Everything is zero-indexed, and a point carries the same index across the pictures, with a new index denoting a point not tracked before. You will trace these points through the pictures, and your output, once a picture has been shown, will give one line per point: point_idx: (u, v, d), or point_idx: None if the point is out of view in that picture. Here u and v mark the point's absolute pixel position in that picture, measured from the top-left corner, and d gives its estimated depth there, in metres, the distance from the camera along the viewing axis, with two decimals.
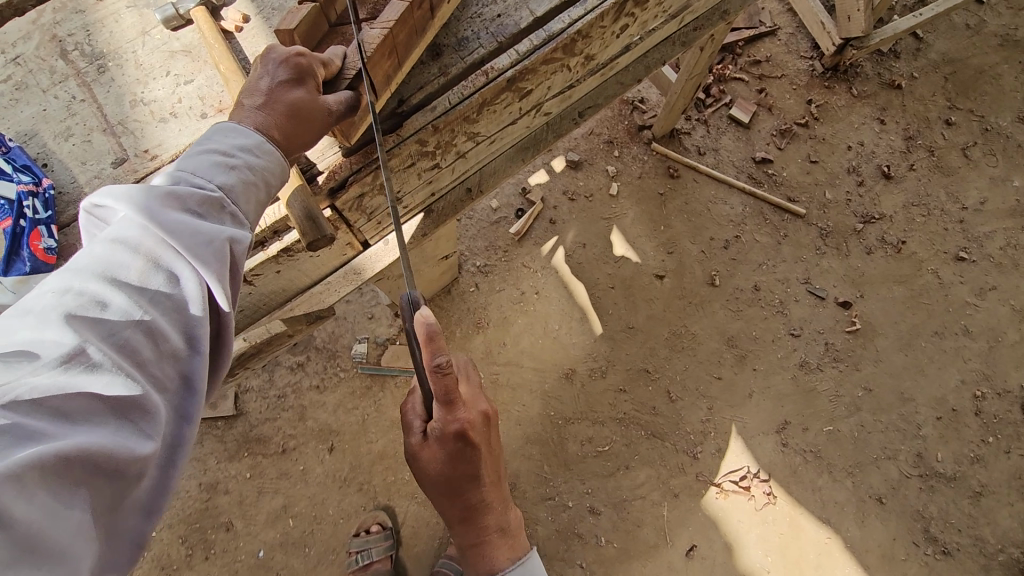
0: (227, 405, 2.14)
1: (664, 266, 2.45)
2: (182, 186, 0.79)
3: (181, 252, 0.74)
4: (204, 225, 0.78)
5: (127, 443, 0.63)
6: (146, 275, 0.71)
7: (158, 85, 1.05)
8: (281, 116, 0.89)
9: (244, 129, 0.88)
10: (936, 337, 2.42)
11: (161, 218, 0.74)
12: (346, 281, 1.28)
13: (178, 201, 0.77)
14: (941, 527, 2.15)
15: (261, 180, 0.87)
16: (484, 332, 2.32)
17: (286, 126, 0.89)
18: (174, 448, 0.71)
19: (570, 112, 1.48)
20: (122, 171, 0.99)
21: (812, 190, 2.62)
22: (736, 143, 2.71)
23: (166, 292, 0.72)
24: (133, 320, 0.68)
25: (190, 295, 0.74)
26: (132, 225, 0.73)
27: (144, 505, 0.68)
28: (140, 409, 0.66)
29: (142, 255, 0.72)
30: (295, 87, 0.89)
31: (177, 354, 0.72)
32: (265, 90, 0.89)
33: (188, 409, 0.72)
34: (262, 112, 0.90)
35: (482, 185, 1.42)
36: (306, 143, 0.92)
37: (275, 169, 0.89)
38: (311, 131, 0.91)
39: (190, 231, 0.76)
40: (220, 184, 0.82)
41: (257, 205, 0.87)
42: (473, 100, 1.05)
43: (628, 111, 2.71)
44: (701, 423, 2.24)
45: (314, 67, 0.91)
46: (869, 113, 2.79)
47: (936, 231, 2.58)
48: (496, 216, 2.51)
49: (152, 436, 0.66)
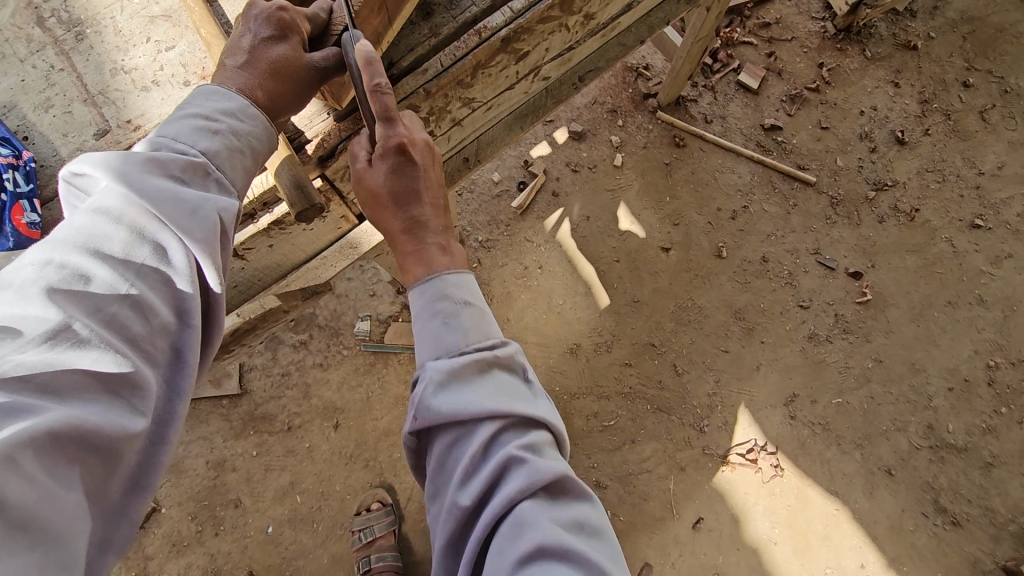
0: (231, 384, 2.15)
1: (670, 238, 2.40)
2: (165, 152, 0.75)
3: (166, 222, 0.71)
4: (189, 193, 0.74)
5: (117, 420, 0.61)
6: (131, 247, 0.68)
7: (138, 52, 1.01)
8: (264, 74, 0.85)
9: (226, 91, 0.84)
10: (949, 307, 2.36)
11: (144, 186, 0.71)
12: (342, 256, 1.26)
13: (160, 168, 0.73)
14: (951, 497, 2.13)
15: (246, 145, 0.83)
16: (488, 308, 2.29)
17: (270, 85, 0.85)
18: (165, 425, 0.69)
19: (570, 77, 1.43)
20: (104, 142, 0.95)
21: (823, 158, 2.55)
22: (744, 110, 2.63)
23: (152, 265, 0.69)
24: (119, 294, 0.65)
25: (178, 268, 0.71)
26: (114, 195, 0.70)
27: (138, 482, 0.67)
28: (132, 385, 0.64)
29: (127, 225, 0.69)
30: (278, 43, 0.85)
31: (167, 328, 0.69)
32: (248, 48, 0.85)
33: (179, 384, 0.70)
34: (245, 70, 0.85)
35: (480, 155, 1.37)
36: (291, 103, 0.89)
37: (261, 134, 0.85)
38: (295, 89, 0.88)
39: (174, 199, 0.72)
40: (203, 149, 0.78)
41: (245, 172, 0.84)
42: (467, 61, 1.02)
43: (632, 79, 2.63)
44: (708, 396, 2.21)
45: (298, 23, 0.88)
46: (883, 77, 2.70)
47: (951, 198, 2.50)
48: (498, 190, 2.46)
49: (143, 412, 0.64)
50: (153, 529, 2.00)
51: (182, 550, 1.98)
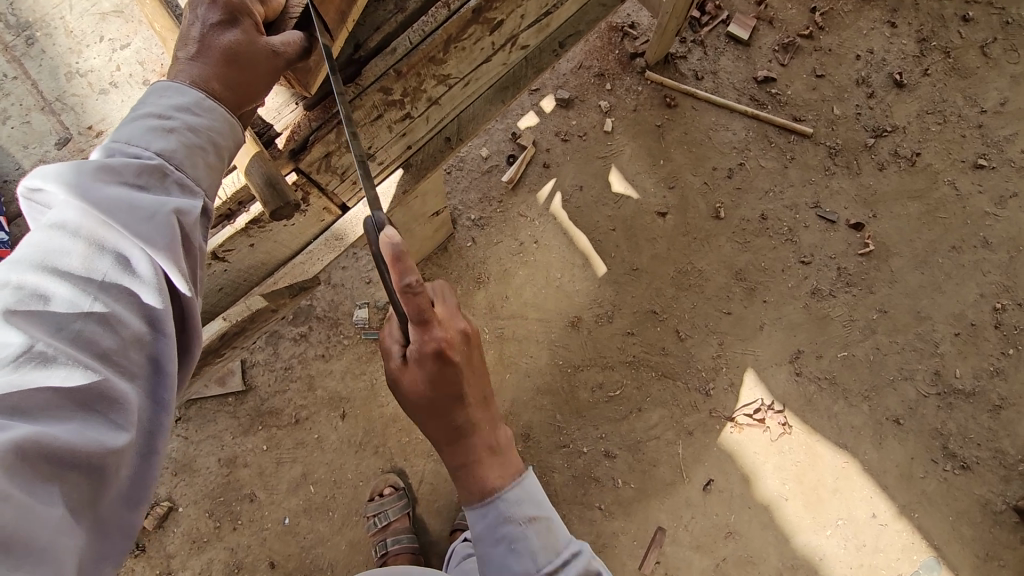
0: (235, 380, 2.16)
1: (666, 202, 2.36)
2: (117, 157, 0.72)
3: (125, 231, 0.68)
4: (147, 201, 0.71)
5: (95, 436, 0.60)
6: (91, 261, 0.65)
7: (93, 52, 0.96)
8: (217, 64, 0.79)
9: (180, 86, 0.79)
10: (954, 253, 2.32)
11: (98, 197, 0.68)
12: (329, 249, 1.23)
13: (115, 174, 0.70)
14: (960, 442, 2.14)
15: (206, 141, 0.79)
16: (486, 287, 2.27)
17: (224, 75, 0.79)
18: (151, 435, 0.67)
19: (550, 43, 1.36)
20: (67, 151, 0.92)
21: (819, 107, 2.47)
22: (736, 63, 2.54)
23: (116, 276, 0.66)
24: (83, 310, 0.62)
25: (144, 276, 0.68)
26: (69, 207, 0.67)
27: (129, 493, 0.66)
28: (108, 399, 0.62)
29: (84, 238, 0.66)
30: (229, 29, 0.79)
31: (140, 338, 0.67)
32: (198, 36, 0.79)
33: (161, 394, 0.68)
34: (199, 62, 0.79)
35: (462, 134, 1.33)
36: (251, 91, 0.82)
37: (222, 128, 0.81)
38: (254, 78, 0.81)
39: (130, 206, 0.69)
40: (158, 150, 0.75)
41: (208, 170, 0.80)
42: (437, 37, 0.98)
43: (618, 39, 2.54)
44: (712, 359, 2.20)
45: (250, 4, 0.80)
46: (878, 17, 2.59)
47: (952, 139, 2.43)
48: (487, 165, 2.41)
49: (125, 425, 0.63)
50: (172, 527, 2.04)
51: (202, 546, 2.02)
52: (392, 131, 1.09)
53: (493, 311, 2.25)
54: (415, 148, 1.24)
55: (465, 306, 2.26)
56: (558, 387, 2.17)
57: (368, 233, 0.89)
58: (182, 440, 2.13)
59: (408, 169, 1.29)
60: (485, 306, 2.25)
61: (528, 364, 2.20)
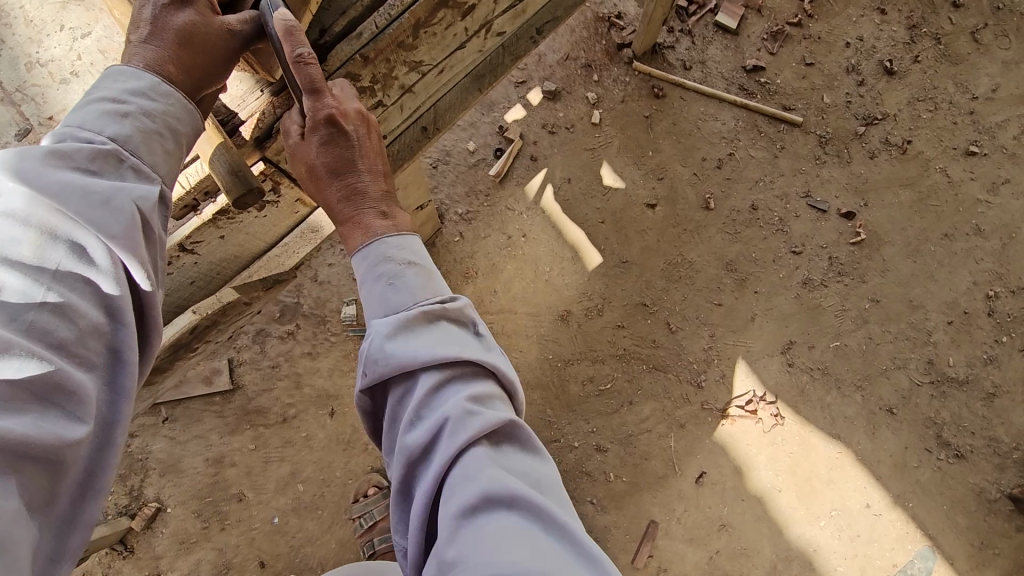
0: (222, 379, 2.14)
1: (655, 194, 2.33)
2: (68, 143, 0.70)
3: (79, 220, 0.66)
4: (102, 188, 0.69)
5: (51, 429, 0.58)
6: (43, 249, 0.63)
7: (53, 41, 0.94)
8: (172, 47, 0.77)
9: (133, 70, 0.77)
10: (946, 240, 2.30)
11: (50, 184, 0.66)
12: (304, 240, 1.23)
13: (67, 161, 0.68)
14: (954, 431, 2.12)
15: (163, 126, 0.77)
16: (474, 282, 2.25)
17: (180, 57, 0.78)
18: (111, 427, 0.65)
19: (527, 30, 1.34)
20: (26, 143, 0.90)
21: (809, 96, 2.45)
22: (724, 52, 2.51)
23: (70, 265, 0.64)
24: (36, 299, 0.61)
25: (100, 265, 0.66)
26: (17, 194, 0.64)
27: (89, 488, 0.64)
28: (64, 392, 0.60)
29: (35, 225, 0.64)
30: (181, 10, 0.77)
31: (98, 328, 0.65)
32: (149, 19, 0.77)
33: (122, 385, 0.66)
34: (151, 44, 0.77)
35: (439, 123, 1.30)
36: (210, 73, 0.81)
37: (179, 113, 0.79)
38: (212, 58, 0.79)
39: (82, 193, 0.67)
40: (112, 135, 0.73)
41: (167, 156, 0.78)
42: (405, 20, 0.96)
43: (605, 30, 2.52)
44: (703, 352, 2.19)
45: None
46: (867, 4, 2.57)
47: (943, 126, 2.41)
48: (474, 159, 2.39)
49: (82, 417, 0.61)
50: (161, 528, 2.02)
51: (191, 547, 2.00)
52: None
53: (481, 306, 2.23)
54: (391, 139, 1.22)
55: None
56: (548, 381, 2.16)
57: (342, 226, 0.92)
58: (169, 440, 2.11)
59: (384, 159, 1.27)
60: (473, 300, 2.23)
61: (518, 358, 2.18)
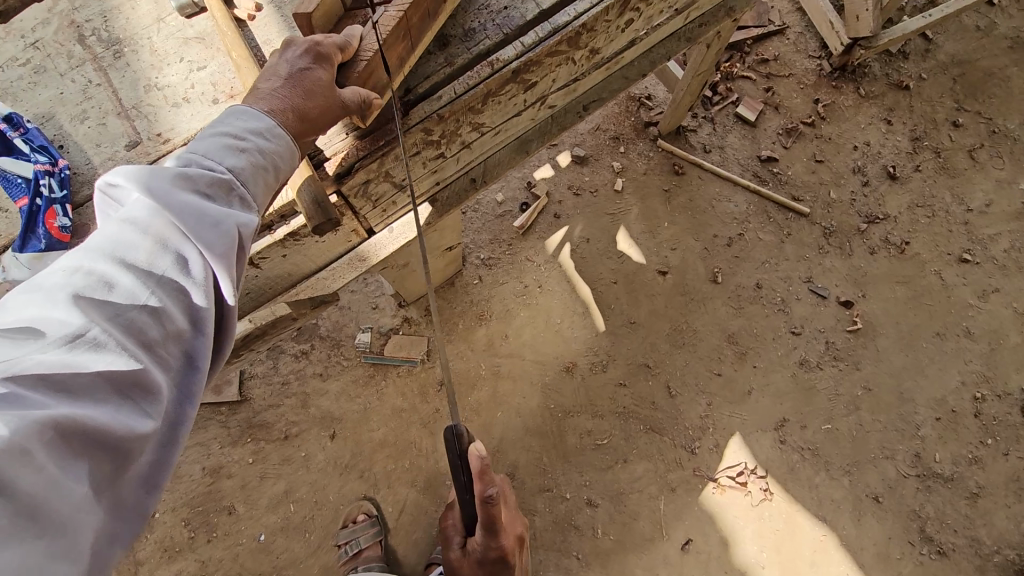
0: (232, 390, 2.19)
1: (667, 262, 2.47)
2: (193, 168, 0.81)
3: (188, 235, 0.76)
4: (211, 210, 0.79)
5: (127, 420, 0.64)
6: (154, 258, 0.73)
7: (171, 70, 1.07)
8: (300, 102, 0.91)
9: (256, 113, 0.89)
10: (937, 339, 2.42)
11: (171, 202, 0.76)
12: (351, 268, 1.31)
13: (189, 183, 0.79)
14: (937, 527, 2.16)
15: (269, 164, 0.88)
16: (487, 324, 2.35)
17: (305, 111, 0.91)
18: (175, 425, 0.72)
19: (574, 105, 1.49)
20: (135, 153, 1.01)
21: (817, 190, 2.63)
22: (742, 141, 2.72)
23: (172, 274, 0.74)
24: (138, 302, 0.69)
25: (196, 278, 0.75)
26: (143, 209, 0.75)
27: (151, 479, 0.70)
28: (143, 388, 0.67)
29: (151, 237, 0.74)
30: (311, 73, 0.91)
31: (181, 333, 0.73)
32: (285, 78, 0.91)
33: (192, 388, 0.74)
34: (282, 98, 0.91)
35: (487, 177, 1.44)
36: (325, 126, 0.94)
37: (284, 153, 0.90)
38: (328, 116, 0.93)
39: (195, 212, 0.77)
40: (229, 167, 0.84)
41: (266, 188, 0.88)
42: (478, 90, 1.08)
43: (635, 107, 2.73)
44: (699, 419, 2.25)
45: (330, 50, 0.93)
46: (876, 114, 2.79)
47: (940, 232, 2.58)
48: (501, 209, 2.53)
49: (152, 414, 0.67)
50: (147, 532, 2.02)
51: (174, 555, 2.00)
52: (426, 167, 1.21)
53: (491, 348, 2.31)
54: (443, 185, 1.35)
55: (465, 340, 2.33)
56: (547, 430, 2.21)
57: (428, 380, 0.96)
58: None
59: (434, 204, 1.38)
60: (484, 342, 2.32)
61: (520, 403, 2.24)
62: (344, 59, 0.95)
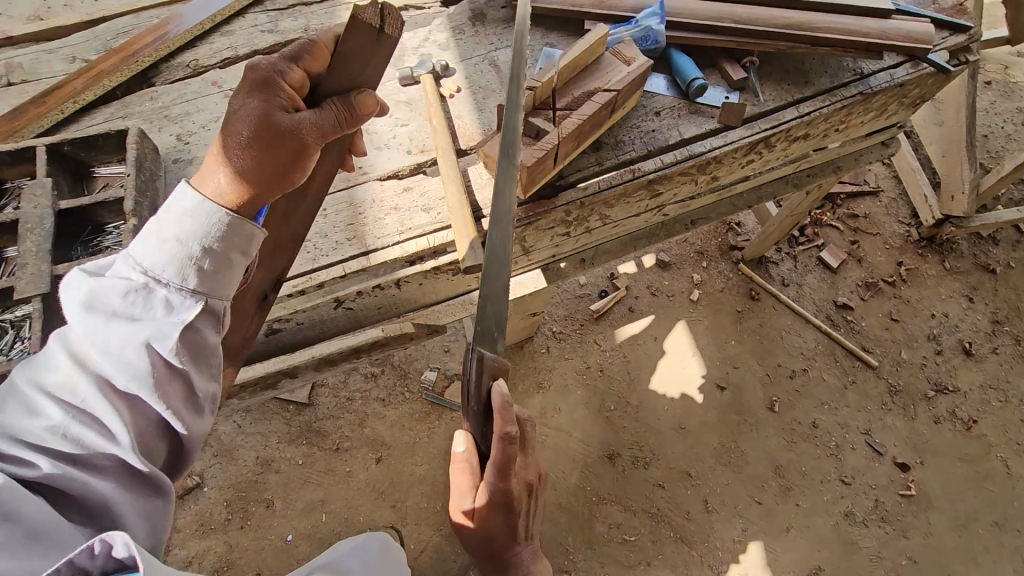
0: (302, 392, 2.38)
1: (727, 379, 2.54)
2: (114, 282, 0.83)
3: (110, 348, 0.79)
4: (125, 325, 0.80)
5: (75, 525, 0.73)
6: (72, 378, 0.78)
7: (382, 122, 1.37)
8: (238, 147, 0.86)
9: (185, 199, 0.86)
10: (995, 528, 2.32)
11: (87, 318, 0.80)
12: (460, 308, 1.51)
13: (97, 301, 0.81)
14: None
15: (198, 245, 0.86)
16: (544, 393, 2.46)
17: (243, 159, 0.86)
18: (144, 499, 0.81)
19: (683, 217, 1.68)
20: (342, 179, 1.30)
21: (888, 347, 2.67)
22: (820, 283, 2.83)
23: (91, 390, 0.78)
24: (59, 431, 0.75)
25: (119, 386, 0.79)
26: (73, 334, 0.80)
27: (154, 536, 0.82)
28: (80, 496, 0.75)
29: (72, 361, 0.79)
30: (248, 113, 0.87)
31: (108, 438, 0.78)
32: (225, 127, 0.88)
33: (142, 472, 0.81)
34: (222, 149, 0.87)
35: (594, 260, 1.62)
36: (275, 166, 0.88)
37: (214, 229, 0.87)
38: (274, 150, 0.86)
39: (120, 326, 0.81)
40: (156, 267, 0.85)
41: (204, 271, 0.88)
42: (617, 189, 1.28)
43: (724, 230, 2.91)
44: (731, 542, 2.22)
45: (272, 88, 0.89)
46: (958, 289, 2.85)
47: (1011, 419, 2.53)
48: (581, 291, 2.71)
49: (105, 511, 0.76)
50: (191, 503, 2.17)
51: (208, 531, 2.13)
52: (552, 240, 1.40)
53: (543, 417, 2.42)
54: (558, 258, 1.54)
55: (520, 402, 2.44)
56: (579, 510, 2.24)
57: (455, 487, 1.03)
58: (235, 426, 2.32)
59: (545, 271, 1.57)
60: (537, 409, 2.43)
61: (558, 477, 2.30)
62: (504, 137, 1.22)
